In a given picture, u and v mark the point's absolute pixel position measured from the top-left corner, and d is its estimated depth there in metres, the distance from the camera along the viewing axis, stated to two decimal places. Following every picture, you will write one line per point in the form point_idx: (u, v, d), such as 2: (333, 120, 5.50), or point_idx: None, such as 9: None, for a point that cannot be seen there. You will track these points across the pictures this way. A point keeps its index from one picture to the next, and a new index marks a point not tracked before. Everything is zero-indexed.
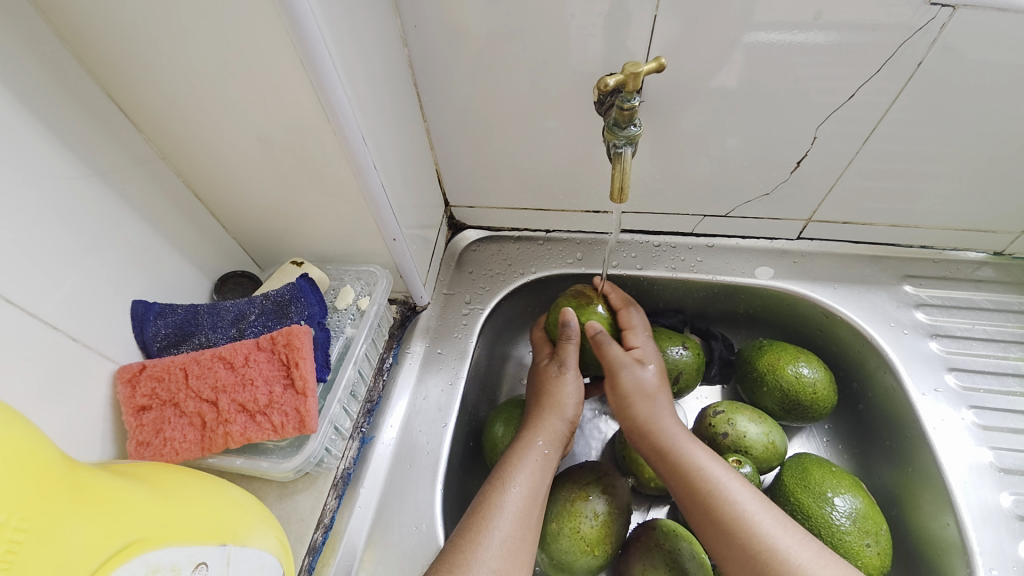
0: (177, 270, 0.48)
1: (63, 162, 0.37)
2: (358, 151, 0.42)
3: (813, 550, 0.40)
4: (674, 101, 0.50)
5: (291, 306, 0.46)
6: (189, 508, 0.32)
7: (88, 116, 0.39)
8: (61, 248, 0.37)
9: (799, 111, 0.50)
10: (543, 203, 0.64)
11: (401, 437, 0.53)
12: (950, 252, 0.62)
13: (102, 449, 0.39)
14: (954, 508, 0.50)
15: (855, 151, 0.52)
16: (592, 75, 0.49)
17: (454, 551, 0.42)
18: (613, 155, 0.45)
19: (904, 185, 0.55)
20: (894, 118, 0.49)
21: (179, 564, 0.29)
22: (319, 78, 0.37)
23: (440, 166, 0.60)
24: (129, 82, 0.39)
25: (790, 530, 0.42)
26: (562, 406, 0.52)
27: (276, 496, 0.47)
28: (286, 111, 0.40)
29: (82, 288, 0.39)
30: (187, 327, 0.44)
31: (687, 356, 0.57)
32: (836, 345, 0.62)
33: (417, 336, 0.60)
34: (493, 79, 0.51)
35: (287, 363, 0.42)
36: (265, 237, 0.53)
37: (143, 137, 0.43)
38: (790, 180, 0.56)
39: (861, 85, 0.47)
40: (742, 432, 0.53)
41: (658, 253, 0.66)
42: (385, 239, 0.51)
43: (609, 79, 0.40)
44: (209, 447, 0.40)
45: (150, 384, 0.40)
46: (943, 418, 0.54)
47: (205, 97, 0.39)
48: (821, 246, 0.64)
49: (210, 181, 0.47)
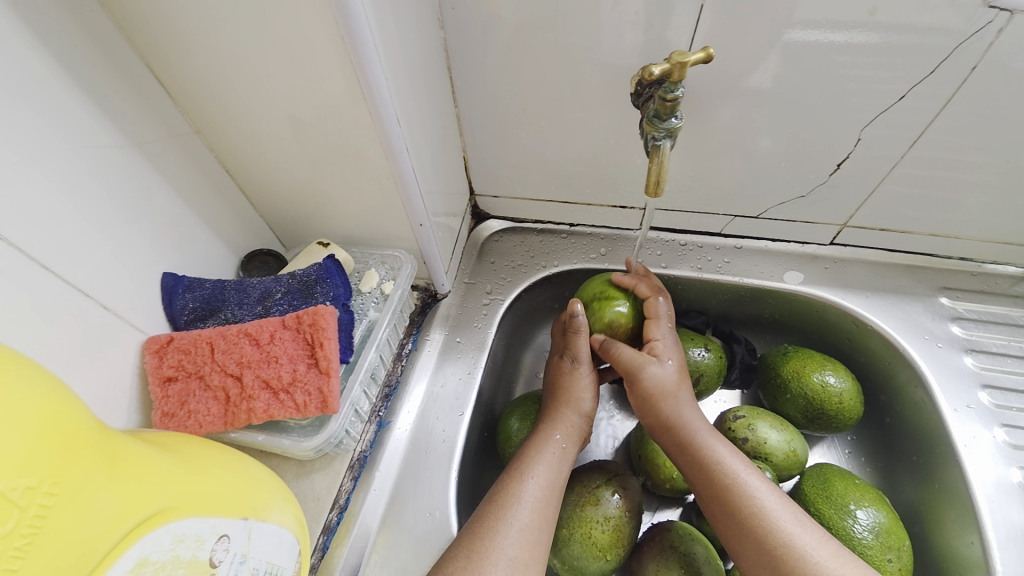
0: (206, 246, 0.48)
1: (101, 130, 0.38)
2: (391, 132, 0.41)
3: (834, 549, 0.40)
4: (713, 96, 0.49)
5: (317, 286, 0.46)
6: (212, 480, 0.32)
7: (125, 85, 0.39)
8: (98, 217, 0.38)
9: (843, 112, 0.48)
10: (570, 195, 0.63)
11: (418, 424, 0.53)
12: (989, 265, 0.60)
13: (128, 417, 0.40)
14: (979, 527, 0.48)
15: (900, 156, 0.50)
16: (631, 67, 0.47)
17: (471, 537, 0.41)
18: (651, 148, 0.44)
19: (948, 194, 0.53)
20: (944, 123, 0.47)
21: (203, 535, 0.29)
22: (358, 57, 0.36)
23: (468, 153, 0.60)
24: (167, 54, 0.39)
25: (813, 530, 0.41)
26: (577, 402, 0.51)
27: (294, 474, 0.47)
28: (321, 90, 0.39)
29: (116, 257, 0.39)
30: (214, 302, 0.45)
31: (709, 358, 0.56)
32: (865, 355, 0.60)
33: (437, 324, 0.60)
34: (527, 66, 0.50)
35: (311, 343, 0.42)
36: (293, 217, 0.53)
37: (179, 111, 0.43)
38: (828, 182, 0.54)
39: (912, 87, 0.45)
40: (764, 439, 0.52)
41: (684, 252, 0.64)
42: (411, 224, 0.50)
43: (654, 68, 0.39)
44: (232, 422, 0.40)
45: (176, 356, 0.41)
46: (974, 436, 0.52)
47: (242, 72, 0.39)
48: (854, 253, 0.62)
49: (242, 158, 0.47)
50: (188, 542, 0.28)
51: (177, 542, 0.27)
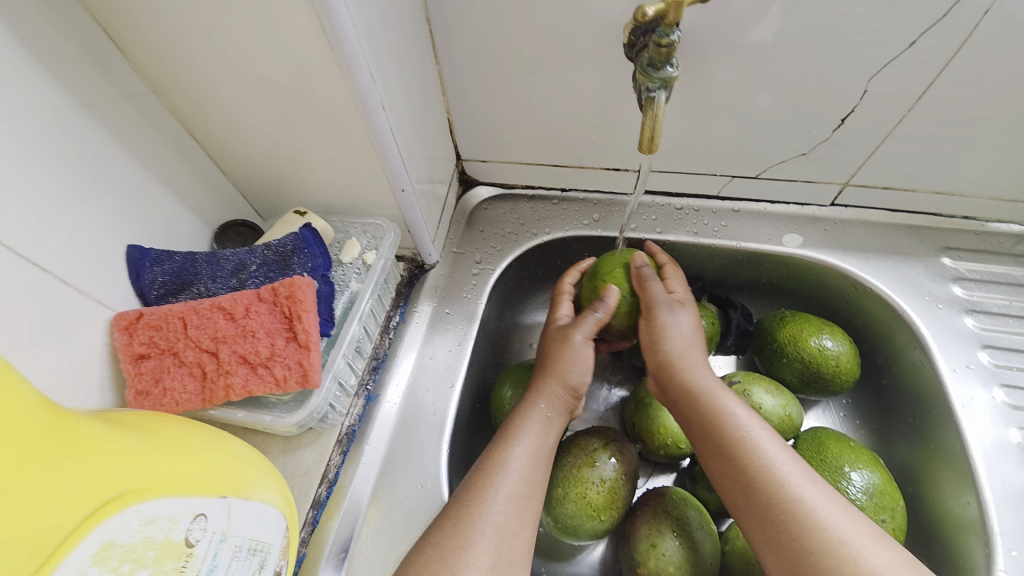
0: (175, 217, 0.46)
1: (44, 91, 0.34)
2: (364, 88, 0.38)
3: (841, 505, 0.39)
4: (712, 47, 0.45)
5: (294, 257, 0.44)
6: (186, 459, 0.31)
7: (67, 40, 0.35)
8: (49, 188, 0.35)
9: (849, 64, 0.45)
10: (560, 158, 0.60)
11: (407, 396, 0.52)
12: (993, 223, 0.58)
13: (101, 396, 0.38)
14: (976, 487, 0.48)
15: (907, 110, 0.47)
16: (624, 15, 0.44)
17: (458, 507, 0.41)
18: (645, 100, 0.41)
19: (956, 150, 0.50)
20: (955, 74, 0.44)
21: (176, 515, 0.27)
22: (322, 1, 0.32)
23: (452, 115, 0.56)
24: (110, 1, 0.35)
25: (818, 486, 0.40)
26: (564, 372, 0.49)
27: (280, 450, 0.46)
28: (285, 41, 0.36)
29: (75, 231, 0.37)
30: (185, 276, 0.43)
31: (705, 325, 0.55)
32: (863, 318, 0.59)
33: (425, 295, 0.58)
34: (512, 16, 0.46)
35: (289, 316, 0.41)
36: (267, 185, 0.50)
37: (132, 69, 0.40)
38: (831, 139, 0.52)
39: (925, 30, 0.41)
40: (758, 404, 0.51)
41: (680, 216, 0.62)
42: (393, 189, 0.48)
43: (648, 8, 0.36)
44: (209, 399, 0.39)
45: (147, 332, 0.39)
46: (973, 397, 0.52)
47: (195, 22, 0.35)
48: (855, 213, 0.60)
49: (207, 122, 0.44)
50: (160, 523, 0.27)
51: (147, 524, 0.26)
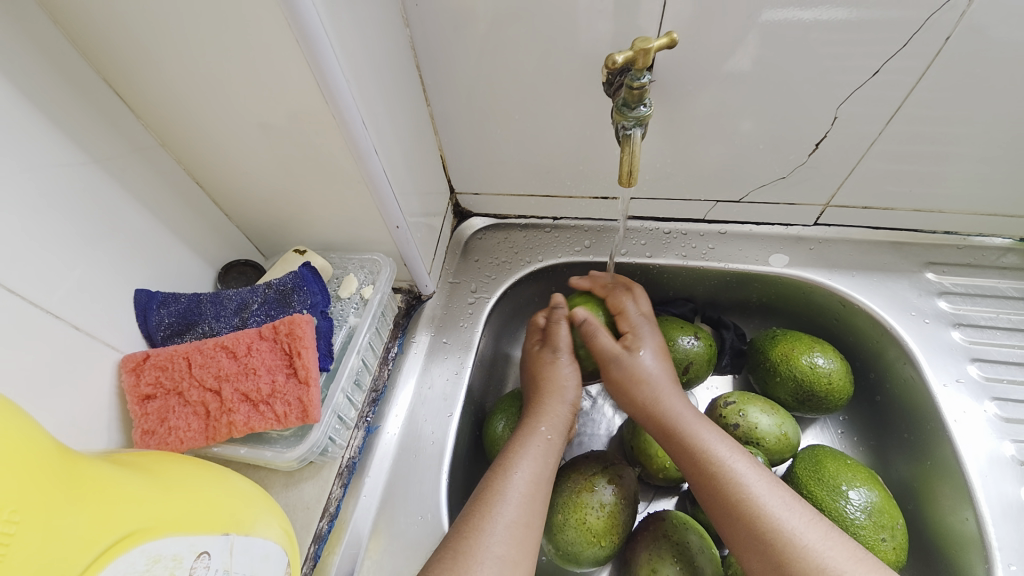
0: (181, 260, 0.48)
1: (58, 147, 0.37)
2: (358, 135, 0.41)
3: (822, 531, 0.40)
4: (687, 82, 0.48)
5: (294, 295, 0.46)
6: (189, 497, 0.32)
7: (81, 100, 0.38)
8: (64, 238, 0.37)
9: (819, 91, 0.47)
10: (550, 189, 0.62)
11: (406, 427, 0.53)
12: (975, 238, 0.59)
13: (108, 437, 0.40)
14: (973, 502, 0.48)
15: (877, 133, 0.50)
16: (602, 56, 0.47)
17: (458, 538, 0.41)
18: (622, 137, 0.43)
19: (929, 169, 0.52)
20: (919, 98, 0.46)
21: (180, 554, 0.28)
22: (317, 60, 0.35)
23: (445, 152, 0.59)
24: (124, 66, 0.38)
25: (798, 505, 0.41)
26: (562, 391, 0.52)
27: (282, 484, 0.47)
28: (284, 95, 0.38)
29: (86, 279, 0.39)
30: (190, 316, 0.44)
31: (698, 346, 0.56)
32: (854, 335, 0.60)
33: (423, 326, 0.59)
34: (497, 62, 0.49)
35: (289, 353, 0.42)
36: (269, 226, 0.53)
37: (142, 125, 0.43)
38: (808, 163, 0.54)
39: (884, 62, 0.44)
40: (754, 424, 0.52)
41: (669, 240, 0.64)
42: (388, 226, 0.50)
43: (618, 56, 0.38)
44: (213, 436, 0.40)
45: (154, 373, 0.40)
46: (965, 410, 0.52)
47: (201, 81, 0.38)
48: (839, 232, 0.61)
49: (212, 170, 0.47)
50: (165, 561, 0.27)
51: (153, 563, 0.27)
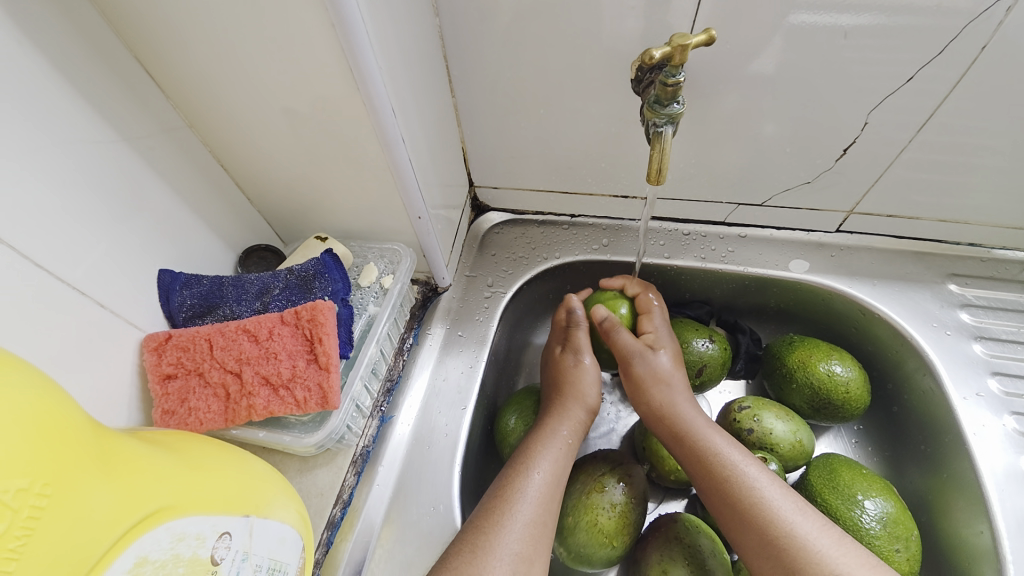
0: (203, 241, 0.48)
1: (89, 125, 0.37)
2: (386, 123, 0.41)
3: (834, 536, 0.40)
4: (717, 82, 0.47)
5: (315, 282, 0.46)
6: (213, 478, 0.32)
7: (113, 79, 0.38)
8: (91, 215, 0.37)
9: (850, 96, 0.46)
10: (570, 186, 0.62)
11: (419, 418, 0.53)
12: (999, 251, 0.58)
13: (129, 415, 0.40)
14: (988, 516, 0.48)
15: (907, 140, 0.49)
16: (631, 53, 0.46)
17: (475, 532, 0.41)
18: (652, 134, 0.43)
19: (957, 179, 0.52)
20: (951, 106, 0.46)
21: (203, 533, 0.29)
22: (350, 45, 0.35)
23: (466, 145, 0.59)
24: (156, 45, 0.38)
25: (814, 519, 0.41)
26: (584, 393, 0.52)
27: (296, 470, 0.47)
28: (314, 80, 0.38)
29: (111, 257, 0.39)
30: (211, 299, 0.44)
31: (714, 350, 0.56)
32: (872, 344, 0.60)
33: (438, 318, 0.59)
34: (524, 55, 0.48)
35: (310, 338, 0.42)
36: (290, 212, 0.53)
37: (171, 105, 0.43)
38: (834, 168, 0.53)
39: (919, 69, 0.43)
40: (769, 429, 0.51)
41: (688, 242, 0.63)
42: (410, 217, 0.50)
43: (655, 51, 0.38)
44: (232, 419, 0.40)
45: (175, 353, 0.41)
46: (984, 424, 0.51)
47: (232, 63, 0.38)
48: (860, 240, 0.61)
49: (237, 154, 0.47)
50: (188, 540, 0.28)
51: (177, 541, 0.27)
